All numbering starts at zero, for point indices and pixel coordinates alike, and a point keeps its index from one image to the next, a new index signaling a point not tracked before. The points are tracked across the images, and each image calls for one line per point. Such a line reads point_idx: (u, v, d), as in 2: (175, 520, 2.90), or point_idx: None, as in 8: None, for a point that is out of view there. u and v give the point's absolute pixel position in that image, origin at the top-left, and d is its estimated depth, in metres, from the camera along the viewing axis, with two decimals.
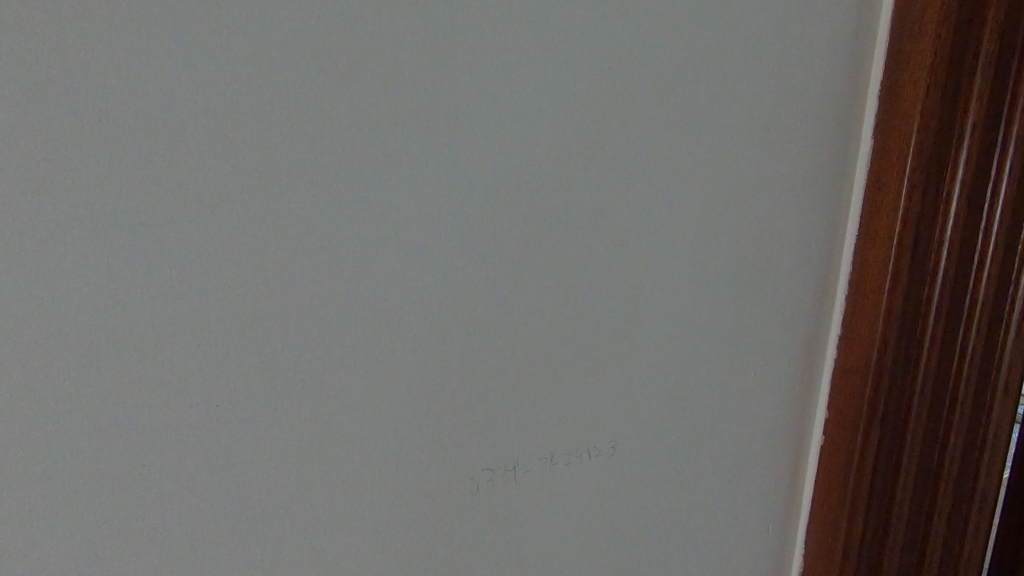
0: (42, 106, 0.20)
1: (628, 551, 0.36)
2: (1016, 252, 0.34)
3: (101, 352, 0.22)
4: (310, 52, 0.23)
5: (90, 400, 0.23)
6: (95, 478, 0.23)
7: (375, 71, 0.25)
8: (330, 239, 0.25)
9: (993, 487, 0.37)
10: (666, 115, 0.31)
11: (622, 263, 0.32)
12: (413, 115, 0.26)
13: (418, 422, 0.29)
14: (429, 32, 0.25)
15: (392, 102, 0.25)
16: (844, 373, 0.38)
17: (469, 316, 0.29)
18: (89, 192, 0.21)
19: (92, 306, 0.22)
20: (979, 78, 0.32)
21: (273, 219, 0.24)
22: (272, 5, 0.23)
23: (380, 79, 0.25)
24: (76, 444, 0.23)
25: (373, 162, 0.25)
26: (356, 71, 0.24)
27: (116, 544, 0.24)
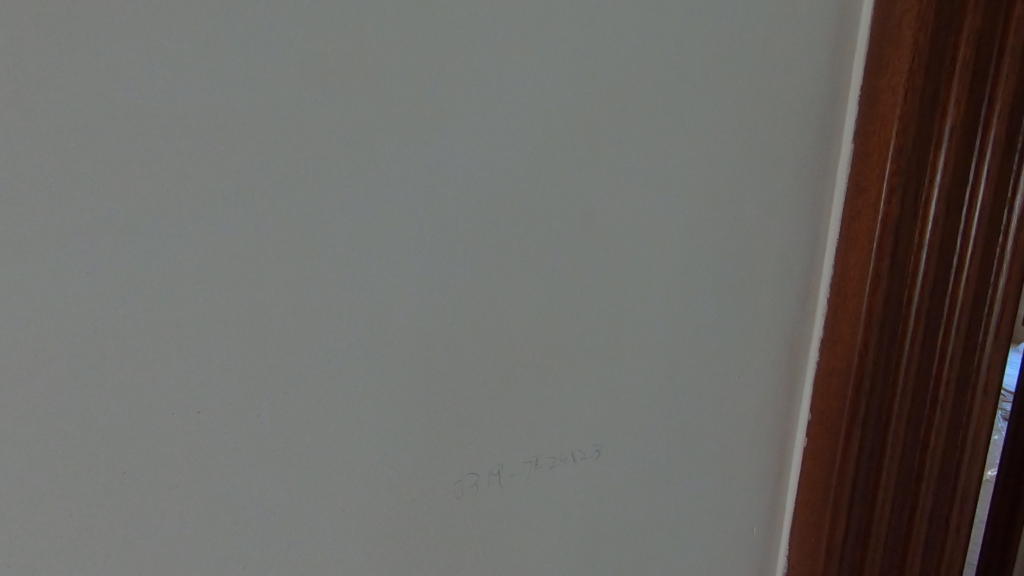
0: (55, 160, 0.22)
1: (609, 540, 0.38)
2: (990, 252, 0.37)
3: (117, 381, 0.25)
4: (305, 113, 0.26)
5: (107, 423, 0.25)
6: (113, 490, 0.26)
7: (352, 131, 0.27)
8: (319, 287, 0.28)
9: (973, 468, 0.41)
10: (634, 135, 0.33)
11: (599, 273, 0.34)
12: (391, 166, 0.28)
13: (408, 439, 0.32)
14: (401, 89, 0.27)
15: (382, 153, 0.28)
16: (828, 368, 0.40)
17: (454, 340, 0.32)
18: (101, 265, 0.24)
19: (107, 342, 0.25)
20: (956, 85, 0.34)
21: (266, 274, 0.27)
22: (271, 72, 0.25)
23: (373, 133, 0.27)
24: (102, 482, 0.26)
25: (355, 213, 0.28)
26: (336, 133, 0.27)
27: (129, 547, 0.27)
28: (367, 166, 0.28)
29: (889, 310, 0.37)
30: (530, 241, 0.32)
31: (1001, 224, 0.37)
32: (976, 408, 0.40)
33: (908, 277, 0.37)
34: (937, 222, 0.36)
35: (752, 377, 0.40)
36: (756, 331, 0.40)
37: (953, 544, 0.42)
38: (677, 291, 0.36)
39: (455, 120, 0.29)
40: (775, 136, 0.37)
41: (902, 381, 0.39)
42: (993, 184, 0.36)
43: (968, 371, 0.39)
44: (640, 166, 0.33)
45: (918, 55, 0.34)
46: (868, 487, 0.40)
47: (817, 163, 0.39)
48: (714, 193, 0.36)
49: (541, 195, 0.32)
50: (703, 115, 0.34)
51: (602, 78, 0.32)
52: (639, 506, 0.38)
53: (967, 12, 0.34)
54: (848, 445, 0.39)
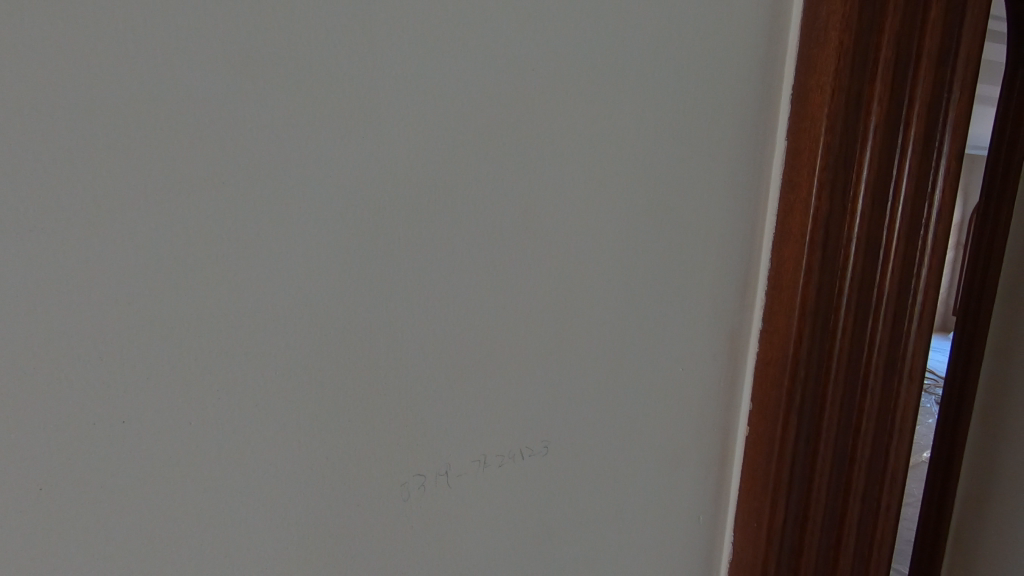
0: None
1: (557, 535, 0.38)
2: (913, 247, 0.39)
3: (29, 377, 0.24)
4: (231, 102, 0.25)
5: (19, 420, 0.24)
6: (27, 491, 0.24)
7: (281, 123, 0.26)
8: (252, 284, 0.27)
9: (903, 453, 0.43)
10: (573, 133, 0.33)
11: (542, 268, 0.34)
12: (326, 164, 0.28)
13: (352, 443, 0.31)
14: (335, 86, 0.27)
15: (315, 146, 0.27)
16: (766, 361, 0.42)
17: (398, 341, 0.31)
18: (17, 258, 0.23)
19: (18, 334, 0.23)
20: (879, 85, 0.36)
21: (195, 270, 0.26)
22: (191, 59, 0.24)
23: (303, 124, 0.27)
24: (20, 487, 0.24)
25: (288, 211, 0.27)
26: (265, 127, 0.26)
27: (43, 552, 0.25)
28: (301, 162, 0.27)
29: (821, 302, 0.39)
30: (472, 238, 0.32)
31: (922, 218, 0.39)
32: (903, 393, 0.42)
33: (838, 269, 0.39)
34: (863, 216, 0.38)
35: (694, 370, 0.41)
36: (697, 324, 0.40)
37: (884, 524, 0.44)
38: (620, 286, 0.37)
39: (393, 117, 0.29)
40: (710, 135, 0.38)
41: (834, 370, 0.40)
42: (913, 179, 0.38)
43: (894, 358, 0.41)
44: (580, 163, 0.34)
45: (843, 56, 0.36)
46: (805, 472, 0.41)
47: (752, 160, 0.40)
48: (653, 190, 0.37)
49: (482, 193, 0.32)
50: (640, 114, 0.35)
51: (539, 77, 0.32)
52: (589, 500, 0.39)
53: (887, 14, 0.35)
54: (786, 434, 0.40)
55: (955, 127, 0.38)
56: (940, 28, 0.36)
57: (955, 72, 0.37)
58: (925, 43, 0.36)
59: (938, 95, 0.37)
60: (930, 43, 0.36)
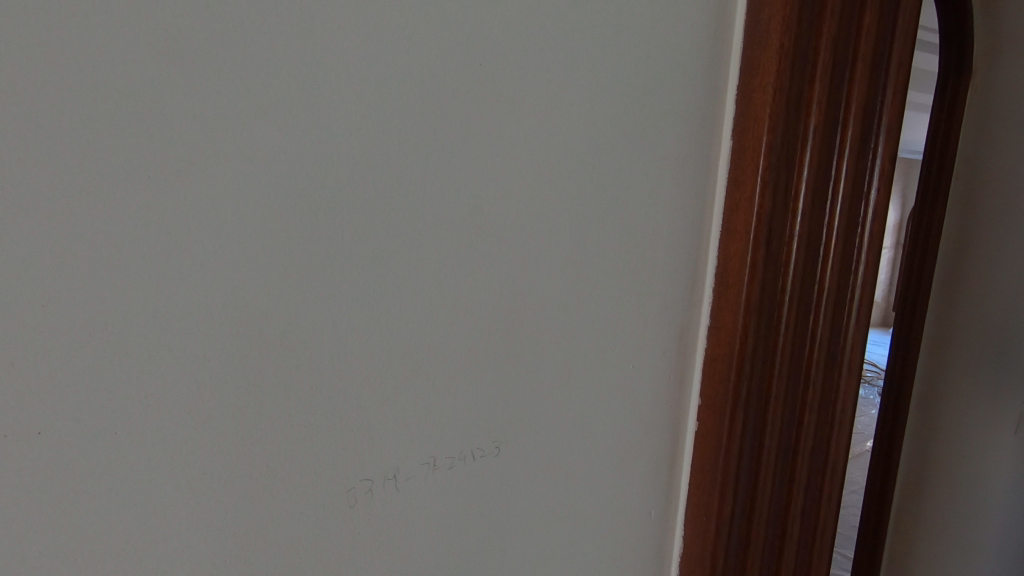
0: None
1: (511, 535, 0.38)
2: (850, 243, 0.41)
3: None
4: (160, 92, 0.24)
5: None
6: None
7: (215, 115, 0.25)
8: (185, 284, 0.25)
9: (843, 443, 0.44)
10: (522, 129, 0.33)
11: (493, 265, 0.34)
12: (264, 157, 0.26)
13: (295, 449, 0.30)
14: (274, 75, 0.26)
15: (252, 139, 0.26)
16: (714, 356, 0.42)
17: (344, 341, 0.30)
18: None
19: None
20: (818, 86, 0.37)
21: (122, 271, 0.24)
22: (115, 42, 0.22)
23: (239, 116, 0.25)
24: None
25: (223, 207, 0.26)
26: (198, 118, 0.25)
27: None
28: (237, 155, 0.26)
29: (765, 297, 0.40)
30: (421, 235, 0.31)
31: (859, 216, 0.40)
32: (842, 384, 0.43)
33: (781, 266, 0.40)
34: (805, 214, 0.39)
35: (645, 366, 0.42)
36: (648, 321, 0.41)
37: (826, 512, 0.45)
38: (571, 283, 0.37)
39: (337, 109, 0.28)
40: (658, 132, 0.38)
41: (779, 363, 0.41)
42: (851, 178, 0.39)
43: (834, 351, 0.42)
44: (530, 160, 0.34)
45: (784, 57, 0.36)
46: (752, 464, 0.42)
47: (699, 158, 0.41)
48: (602, 188, 0.37)
49: (431, 189, 0.31)
50: (589, 112, 0.35)
51: (488, 72, 0.32)
52: (541, 499, 0.39)
53: (825, 17, 0.36)
54: (733, 428, 0.41)
55: (888, 128, 0.39)
56: (874, 32, 0.37)
57: (888, 75, 0.38)
58: (861, 47, 0.37)
59: (873, 97, 0.38)
60: (865, 47, 0.37)
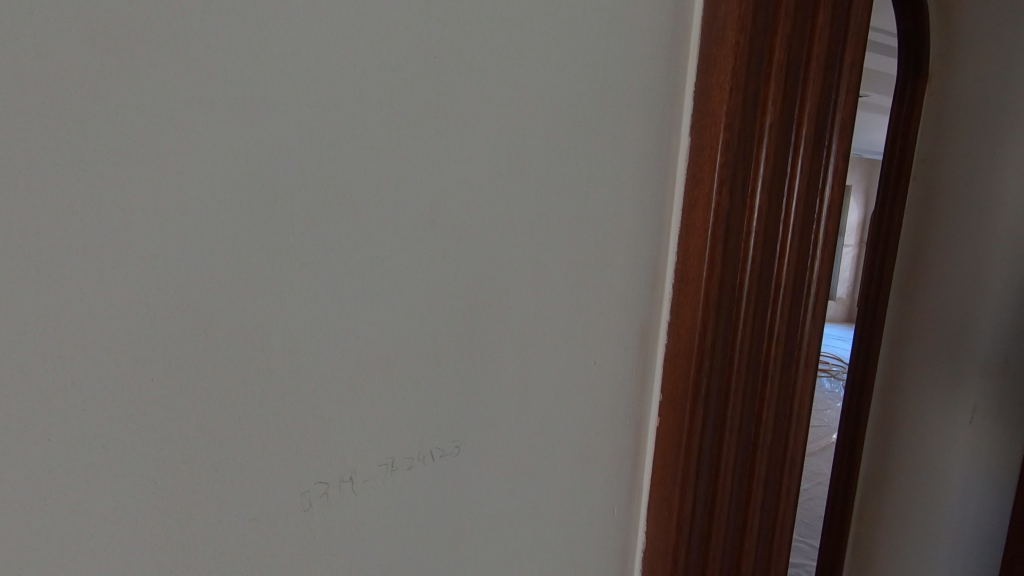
0: None
1: (472, 536, 0.37)
2: (805, 240, 0.41)
3: None
4: (99, 77, 0.22)
5: None
6: None
7: (156, 104, 0.24)
8: (126, 281, 0.24)
9: (801, 437, 0.45)
10: (480, 125, 0.33)
11: (451, 261, 0.33)
12: (210, 149, 0.25)
13: (245, 454, 0.29)
14: (221, 64, 0.25)
15: (197, 131, 0.25)
16: (675, 353, 0.43)
17: (295, 341, 0.29)
18: None
19: None
20: (773, 86, 0.38)
21: (57, 266, 0.23)
22: (49, 22, 0.21)
23: (183, 105, 0.24)
24: None
25: (165, 201, 0.25)
26: (139, 106, 0.23)
27: None
28: (181, 145, 0.25)
29: (723, 294, 0.40)
30: (375, 232, 0.31)
31: (815, 213, 0.41)
32: (800, 379, 0.44)
33: (739, 262, 0.40)
34: (761, 211, 0.39)
35: (606, 363, 0.42)
36: (609, 317, 0.41)
37: (785, 505, 0.46)
38: (530, 280, 0.37)
39: (286, 101, 0.27)
40: (618, 129, 0.38)
41: (737, 359, 0.41)
42: (806, 176, 0.40)
43: (791, 347, 0.43)
44: (488, 155, 0.34)
45: (740, 55, 0.37)
46: (712, 459, 0.43)
47: (658, 156, 0.41)
48: (562, 185, 0.37)
49: (387, 185, 0.30)
50: (548, 108, 0.35)
51: (445, 65, 0.31)
52: (504, 499, 0.38)
53: (779, 17, 0.37)
54: (693, 423, 0.42)
55: (841, 127, 0.40)
56: (827, 32, 0.38)
57: (841, 76, 0.39)
58: (815, 47, 0.38)
59: (826, 97, 0.39)
60: (818, 47, 0.38)
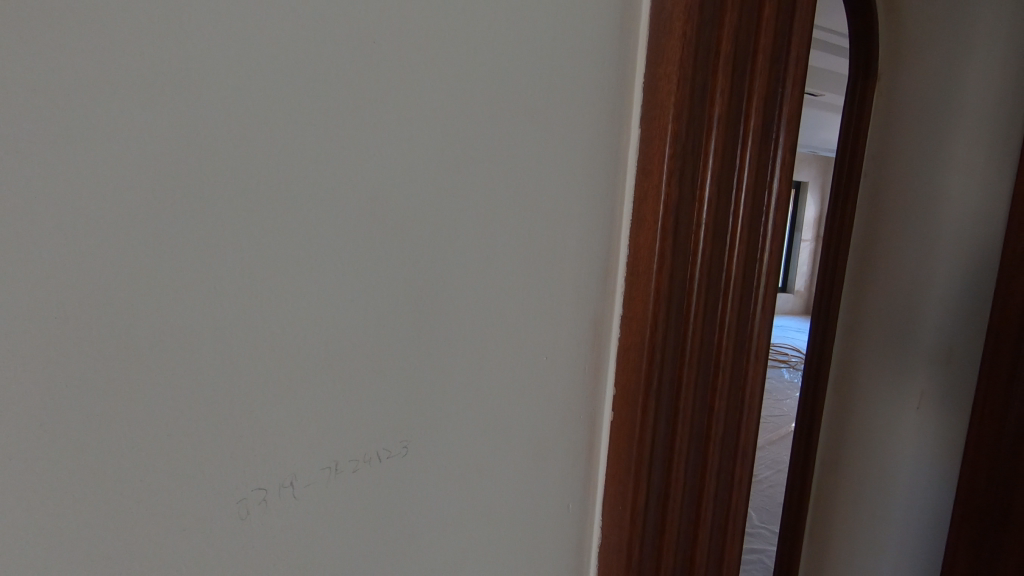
0: None
1: (421, 538, 0.36)
2: (755, 232, 0.42)
3: None
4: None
5: None
6: None
7: (67, 82, 0.21)
8: (34, 275, 0.22)
9: (753, 427, 0.46)
10: (422, 114, 0.32)
11: (396, 256, 0.32)
12: (129, 134, 0.23)
13: (172, 462, 0.27)
14: (140, 42, 0.23)
15: (116, 113, 0.23)
16: (627, 346, 0.42)
17: (226, 342, 0.27)
18: None
19: None
20: (721, 77, 0.38)
21: None
22: None
23: (97, 85, 0.22)
24: None
25: (79, 190, 0.22)
26: (46, 85, 0.21)
27: None
28: (96, 129, 0.22)
29: (674, 287, 0.40)
30: (312, 227, 0.29)
31: (763, 207, 0.41)
32: (750, 371, 0.44)
33: (689, 255, 0.40)
34: (710, 204, 0.39)
35: (558, 358, 0.41)
36: (561, 310, 0.41)
37: (737, 495, 0.46)
38: (478, 275, 0.36)
39: (214, 84, 0.25)
40: (568, 119, 0.38)
41: (689, 351, 0.42)
42: (754, 169, 0.40)
43: (741, 340, 0.43)
44: (431, 146, 0.32)
45: (687, 46, 0.37)
46: (665, 451, 0.43)
47: (609, 147, 0.41)
48: (509, 177, 0.36)
49: (325, 175, 0.29)
50: (498, 98, 0.34)
51: (384, 51, 0.30)
52: (455, 498, 0.37)
53: (727, 8, 0.37)
54: (646, 416, 0.41)
55: (788, 120, 0.40)
56: (772, 26, 0.38)
57: (787, 69, 0.40)
58: (761, 40, 0.38)
59: (773, 90, 0.39)
60: (764, 40, 0.38)
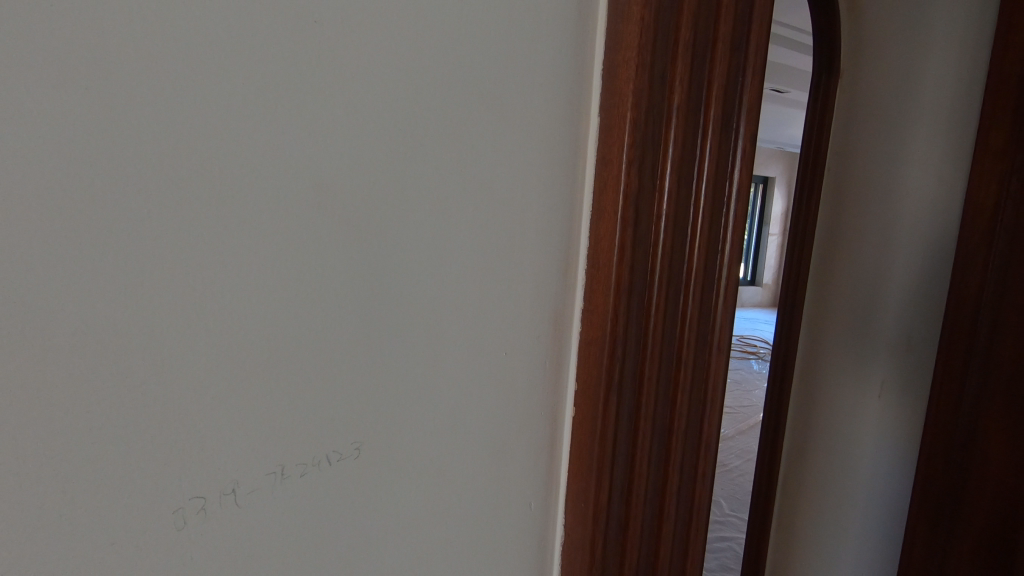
0: None
1: (375, 542, 0.35)
2: (716, 224, 0.41)
3: None
4: None
5: None
6: None
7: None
8: None
9: (716, 421, 0.45)
10: (372, 101, 0.30)
11: (344, 250, 0.31)
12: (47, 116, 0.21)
13: (101, 474, 0.25)
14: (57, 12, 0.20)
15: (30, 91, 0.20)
16: (589, 340, 0.42)
17: (158, 344, 0.25)
18: None
19: None
20: (681, 65, 0.37)
21: None
22: None
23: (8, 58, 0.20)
24: None
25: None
26: None
27: None
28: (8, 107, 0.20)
29: (635, 280, 0.39)
30: (250, 219, 0.27)
31: (724, 198, 0.41)
32: (713, 364, 0.44)
33: (650, 246, 0.40)
34: (670, 194, 0.39)
35: (518, 354, 0.40)
36: (521, 304, 0.40)
37: (701, 488, 0.46)
38: (434, 269, 0.34)
39: (143, 63, 0.23)
40: (526, 107, 0.37)
41: (651, 344, 0.41)
42: (714, 159, 0.39)
43: (704, 332, 0.43)
44: (381, 134, 0.31)
45: (645, 33, 0.36)
46: (627, 446, 0.42)
47: (569, 137, 0.40)
48: (464, 167, 0.34)
49: (265, 164, 0.27)
50: (453, 86, 0.33)
51: (328, 31, 0.28)
52: (412, 501, 0.36)
53: None
54: (608, 411, 0.41)
55: (748, 110, 0.40)
56: (731, 12, 0.38)
57: (746, 58, 0.39)
58: (721, 27, 0.38)
59: (732, 79, 0.39)
60: (724, 28, 0.38)
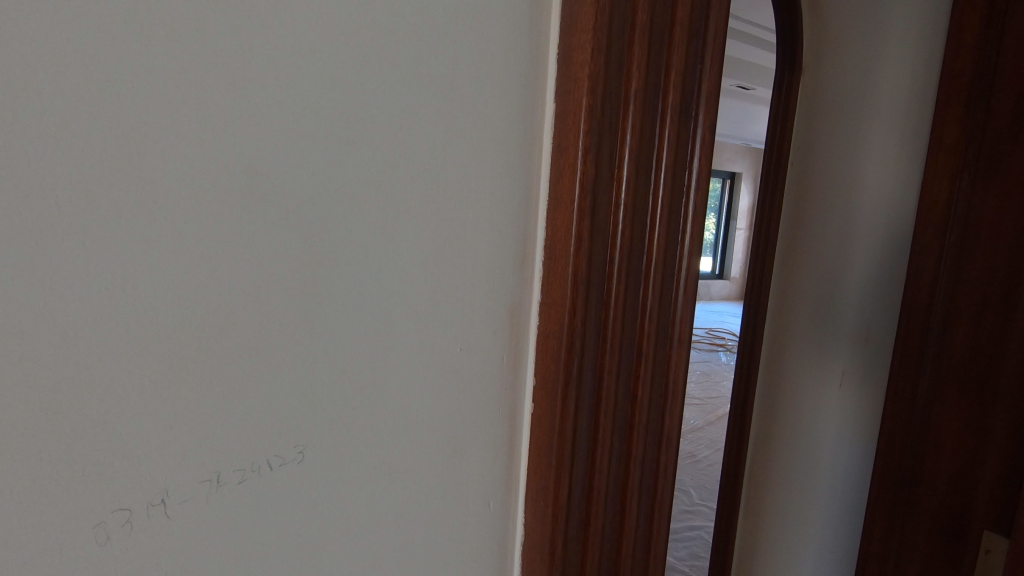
0: None
1: (321, 549, 0.33)
2: (676, 215, 0.40)
3: None
4: None
5: None
6: None
7: None
8: None
9: (678, 416, 0.45)
10: (310, 83, 0.28)
11: (282, 242, 0.29)
12: None
13: (5, 486, 0.22)
14: None
15: None
16: (547, 334, 0.41)
17: (71, 343, 0.23)
18: None
19: None
20: (637, 50, 0.36)
21: None
22: None
23: None
24: None
25: None
26: None
27: None
28: None
29: (593, 272, 0.38)
30: (173, 207, 0.25)
31: (683, 188, 0.40)
32: (673, 359, 0.43)
33: (608, 237, 0.39)
34: (629, 183, 0.38)
35: (473, 350, 0.39)
36: (476, 298, 0.38)
37: (663, 484, 0.46)
38: (382, 265, 0.33)
39: (46, 35, 0.21)
40: (479, 92, 0.35)
41: (610, 338, 0.40)
42: (673, 148, 0.39)
43: (664, 325, 0.42)
44: (320, 120, 0.29)
45: (600, 16, 0.35)
46: (587, 441, 0.42)
47: (524, 124, 0.39)
48: (413, 155, 0.33)
49: (191, 149, 0.25)
50: (400, 69, 0.31)
51: (260, 10, 0.26)
52: (361, 506, 0.35)
53: None
54: (566, 406, 0.40)
55: (707, 98, 0.39)
56: None
57: (705, 44, 0.39)
58: (679, 12, 0.37)
59: (691, 66, 0.38)
60: (682, 13, 0.37)
